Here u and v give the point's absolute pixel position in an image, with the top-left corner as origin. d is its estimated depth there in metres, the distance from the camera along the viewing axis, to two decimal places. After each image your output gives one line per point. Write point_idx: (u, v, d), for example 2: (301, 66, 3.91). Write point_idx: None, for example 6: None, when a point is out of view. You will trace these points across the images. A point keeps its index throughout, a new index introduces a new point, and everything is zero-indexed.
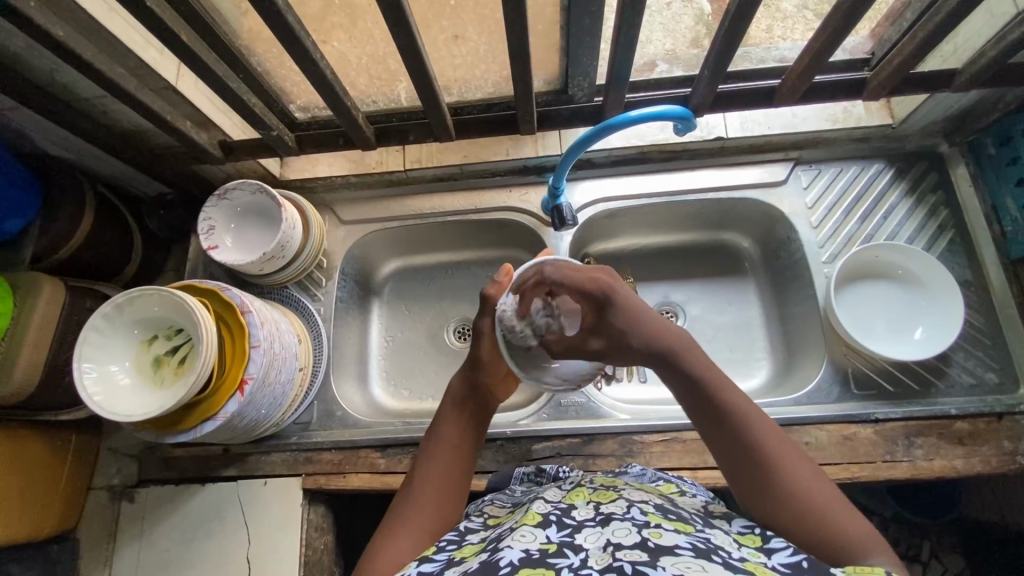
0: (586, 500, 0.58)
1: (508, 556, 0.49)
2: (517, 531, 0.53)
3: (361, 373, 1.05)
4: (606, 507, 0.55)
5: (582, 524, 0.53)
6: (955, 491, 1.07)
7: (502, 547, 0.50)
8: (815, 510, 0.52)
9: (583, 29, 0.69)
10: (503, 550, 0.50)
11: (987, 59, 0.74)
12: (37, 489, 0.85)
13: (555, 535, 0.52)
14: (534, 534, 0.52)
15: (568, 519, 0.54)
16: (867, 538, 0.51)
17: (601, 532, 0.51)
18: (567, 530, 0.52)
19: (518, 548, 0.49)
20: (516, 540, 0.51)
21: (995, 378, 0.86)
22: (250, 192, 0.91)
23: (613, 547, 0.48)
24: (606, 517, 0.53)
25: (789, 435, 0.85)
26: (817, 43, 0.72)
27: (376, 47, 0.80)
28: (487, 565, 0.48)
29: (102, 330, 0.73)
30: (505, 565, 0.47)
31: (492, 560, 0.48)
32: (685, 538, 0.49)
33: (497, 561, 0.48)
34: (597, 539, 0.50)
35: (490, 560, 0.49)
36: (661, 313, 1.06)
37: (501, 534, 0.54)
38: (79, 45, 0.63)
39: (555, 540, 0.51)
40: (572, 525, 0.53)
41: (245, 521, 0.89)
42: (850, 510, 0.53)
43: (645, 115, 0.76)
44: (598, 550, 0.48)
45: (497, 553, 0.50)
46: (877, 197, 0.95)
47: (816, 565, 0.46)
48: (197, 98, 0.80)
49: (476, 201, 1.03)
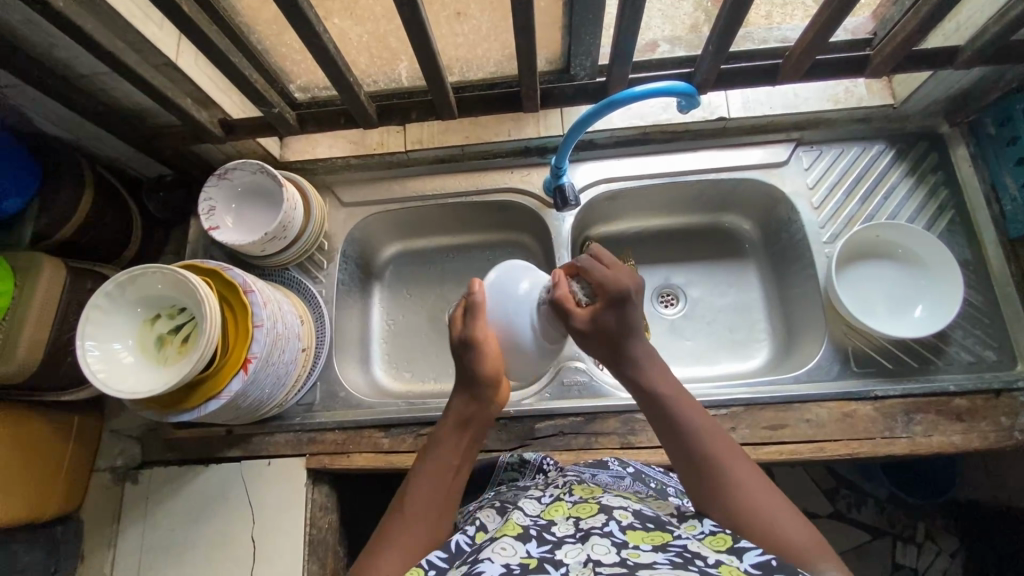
0: (565, 515, 0.59)
1: (488, 571, 0.50)
2: (497, 543, 0.54)
3: (362, 355, 1.05)
4: (586, 522, 0.57)
5: (563, 541, 0.54)
6: (950, 471, 1.09)
7: (482, 561, 0.51)
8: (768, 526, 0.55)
9: (587, 5, 0.68)
10: (483, 564, 0.51)
11: (989, 36, 0.74)
12: (38, 470, 0.85)
13: (535, 549, 0.53)
14: (514, 548, 0.53)
15: (549, 535, 0.56)
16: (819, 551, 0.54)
17: (582, 548, 0.52)
18: (546, 546, 0.54)
19: (498, 563, 0.51)
20: (495, 553, 0.52)
21: (993, 355, 0.87)
22: (250, 172, 0.90)
23: (592, 563, 0.49)
24: (585, 533, 0.54)
25: (789, 413, 0.86)
26: (821, 20, 0.72)
27: (378, 25, 0.80)
28: None
29: (104, 308, 0.73)
30: None
31: (471, 574, 0.49)
32: (662, 555, 0.50)
33: (476, 573, 0.49)
34: (577, 554, 0.51)
35: (469, 574, 0.50)
36: (662, 295, 1.07)
37: (481, 546, 0.56)
38: (80, 18, 0.62)
39: (536, 554, 0.52)
40: (552, 540, 0.55)
41: (249, 502, 0.89)
42: (808, 526, 0.56)
43: (650, 91, 0.76)
44: (578, 565, 0.50)
45: (476, 566, 0.51)
46: (877, 178, 0.96)
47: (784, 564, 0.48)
48: (197, 75, 0.79)
49: (478, 183, 1.03)
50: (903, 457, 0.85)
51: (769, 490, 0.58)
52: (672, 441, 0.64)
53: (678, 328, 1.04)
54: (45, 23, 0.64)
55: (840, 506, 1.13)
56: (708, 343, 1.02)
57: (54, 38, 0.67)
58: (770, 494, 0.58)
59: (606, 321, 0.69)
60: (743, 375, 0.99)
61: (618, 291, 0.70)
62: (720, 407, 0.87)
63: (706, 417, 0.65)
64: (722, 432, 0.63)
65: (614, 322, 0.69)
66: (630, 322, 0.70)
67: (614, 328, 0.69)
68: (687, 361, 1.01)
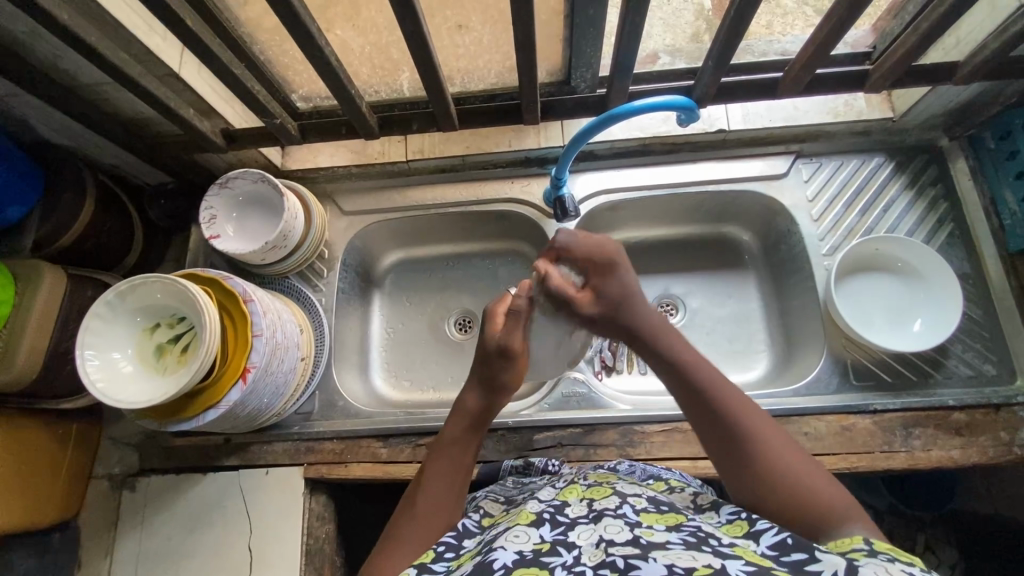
0: (579, 498, 0.60)
1: (502, 557, 0.49)
2: (510, 531, 0.54)
3: (362, 364, 1.05)
4: (599, 503, 0.57)
5: (576, 521, 0.54)
6: (950, 484, 1.08)
7: (496, 548, 0.51)
8: (796, 492, 0.55)
9: (588, 19, 0.69)
10: (497, 552, 0.50)
11: (988, 52, 0.74)
12: (36, 477, 0.85)
13: (549, 533, 0.53)
14: (527, 534, 0.53)
15: (562, 516, 0.56)
16: (848, 514, 0.53)
17: (595, 529, 0.52)
18: (560, 528, 0.54)
19: (512, 550, 0.50)
20: (510, 540, 0.52)
21: (992, 370, 0.87)
22: (252, 181, 0.91)
23: (605, 543, 0.49)
24: (598, 514, 0.54)
25: (788, 426, 0.86)
26: (820, 35, 0.72)
27: (380, 36, 0.80)
28: (481, 567, 0.49)
29: (104, 317, 0.73)
30: (498, 567, 0.48)
31: (486, 562, 0.49)
32: (675, 535, 0.50)
33: (490, 562, 0.49)
34: (590, 535, 0.51)
35: (483, 562, 0.49)
36: (662, 305, 1.07)
37: (493, 535, 0.56)
38: (84, 30, 0.63)
39: (549, 538, 0.52)
40: (565, 522, 0.54)
41: (247, 511, 0.89)
42: (836, 488, 0.55)
43: (650, 104, 0.76)
44: (591, 547, 0.49)
45: (490, 554, 0.50)
46: (877, 190, 0.96)
47: (801, 544, 0.47)
48: (199, 85, 0.79)
49: (478, 193, 1.03)
50: (902, 471, 0.85)
51: (797, 455, 0.58)
52: (697, 410, 0.62)
53: None
54: (49, 34, 0.65)
55: None
56: (707, 354, 1.02)
57: (58, 48, 0.68)
58: (797, 456, 0.57)
59: (607, 291, 0.70)
60: (743, 386, 0.99)
61: (601, 258, 0.71)
62: None
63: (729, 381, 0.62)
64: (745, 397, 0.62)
65: (612, 289, 0.70)
66: (628, 289, 0.69)
67: (615, 300, 0.69)
68: None
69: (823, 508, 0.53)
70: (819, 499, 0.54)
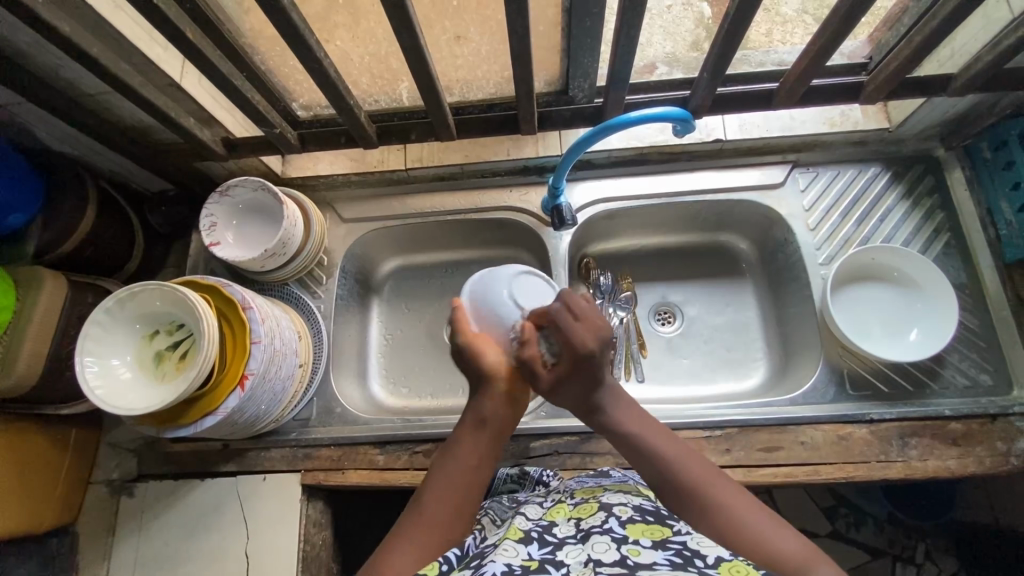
0: (566, 517, 0.60)
1: (491, 569, 0.50)
2: (500, 545, 0.54)
3: (360, 370, 1.05)
4: (586, 522, 0.57)
5: (564, 541, 0.55)
6: (949, 492, 1.08)
7: (485, 562, 0.51)
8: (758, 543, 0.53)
9: (585, 31, 0.69)
10: (486, 565, 0.51)
11: (982, 65, 0.75)
12: (35, 482, 0.85)
13: (537, 551, 0.53)
14: (516, 550, 0.53)
15: (550, 536, 0.56)
16: (812, 563, 0.52)
17: (583, 548, 0.53)
18: (548, 547, 0.54)
19: (500, 563, 0.51)
20: (499, 554, 0.52)
21: (989, 380, 0.87)
22: (251, 189, 0.91)
23: (593, 563, 0.50)
24: (586, 533, 0.55)
25: (784, 435, 0.86)
26: (815, 47, 0.73)
27: (379, 47, 0.81)
28: None
29: (103, 324, 0.74)
30: None
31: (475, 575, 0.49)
32: (662, 554, 0.51)
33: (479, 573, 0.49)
34: (579, 555, 0.52)
35: None
36: (660, 313, 1.07)
37: (483, 550, 0.56)
38: (86, 41, 0.64)
39: (537, 556, 0.52)
40: (553, 542, 0.55)
41: (244, 517, 0.89)
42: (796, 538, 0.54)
43: (645, 116, 0.77)
44: (579, 566, 0.50)
45: (480, 568, 0.50)
46: (874, 200, 0.96)
47: None
48: (200, 95, 0.80)
49: (477, 202, 1.04)
50: (898, 481, 0.85)
51: (754, 508, 0.57)
52: (655, 473, 0.61)
53: (675, 347, 1.04)
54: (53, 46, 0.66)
55: (839, 526, 1.12)
56: (704, 362, 1.02)
57: (61, 59, 0.69)
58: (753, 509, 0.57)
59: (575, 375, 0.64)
60: (740, 395, 1.00)
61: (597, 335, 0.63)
62: (715, 428, 0.87)
63: (680, 442, 0.63)
64: (698, 457, 0.62)
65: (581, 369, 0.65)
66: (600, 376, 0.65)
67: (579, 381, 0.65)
68: (684, 380, 1.01)
69: (785, 562, 0.52)
70: (779, 550, 0.53)
